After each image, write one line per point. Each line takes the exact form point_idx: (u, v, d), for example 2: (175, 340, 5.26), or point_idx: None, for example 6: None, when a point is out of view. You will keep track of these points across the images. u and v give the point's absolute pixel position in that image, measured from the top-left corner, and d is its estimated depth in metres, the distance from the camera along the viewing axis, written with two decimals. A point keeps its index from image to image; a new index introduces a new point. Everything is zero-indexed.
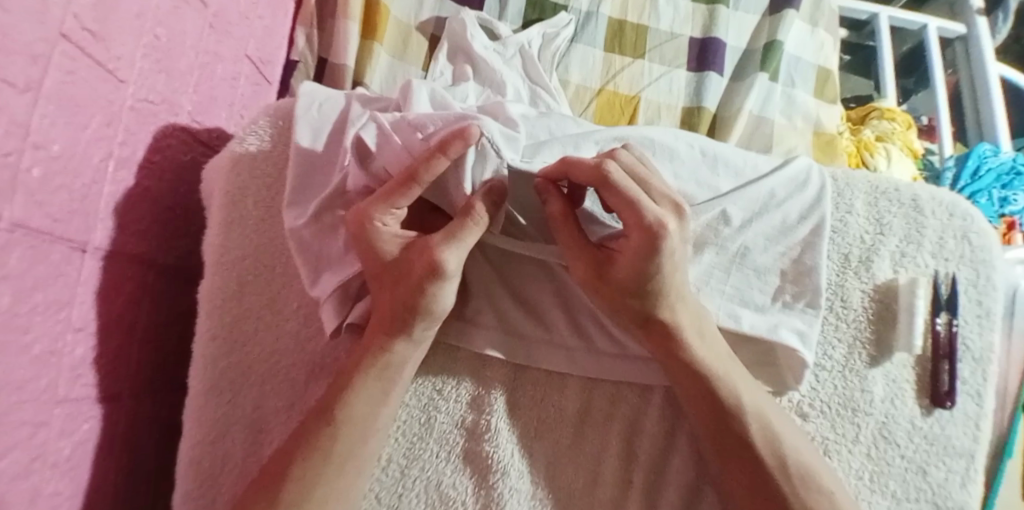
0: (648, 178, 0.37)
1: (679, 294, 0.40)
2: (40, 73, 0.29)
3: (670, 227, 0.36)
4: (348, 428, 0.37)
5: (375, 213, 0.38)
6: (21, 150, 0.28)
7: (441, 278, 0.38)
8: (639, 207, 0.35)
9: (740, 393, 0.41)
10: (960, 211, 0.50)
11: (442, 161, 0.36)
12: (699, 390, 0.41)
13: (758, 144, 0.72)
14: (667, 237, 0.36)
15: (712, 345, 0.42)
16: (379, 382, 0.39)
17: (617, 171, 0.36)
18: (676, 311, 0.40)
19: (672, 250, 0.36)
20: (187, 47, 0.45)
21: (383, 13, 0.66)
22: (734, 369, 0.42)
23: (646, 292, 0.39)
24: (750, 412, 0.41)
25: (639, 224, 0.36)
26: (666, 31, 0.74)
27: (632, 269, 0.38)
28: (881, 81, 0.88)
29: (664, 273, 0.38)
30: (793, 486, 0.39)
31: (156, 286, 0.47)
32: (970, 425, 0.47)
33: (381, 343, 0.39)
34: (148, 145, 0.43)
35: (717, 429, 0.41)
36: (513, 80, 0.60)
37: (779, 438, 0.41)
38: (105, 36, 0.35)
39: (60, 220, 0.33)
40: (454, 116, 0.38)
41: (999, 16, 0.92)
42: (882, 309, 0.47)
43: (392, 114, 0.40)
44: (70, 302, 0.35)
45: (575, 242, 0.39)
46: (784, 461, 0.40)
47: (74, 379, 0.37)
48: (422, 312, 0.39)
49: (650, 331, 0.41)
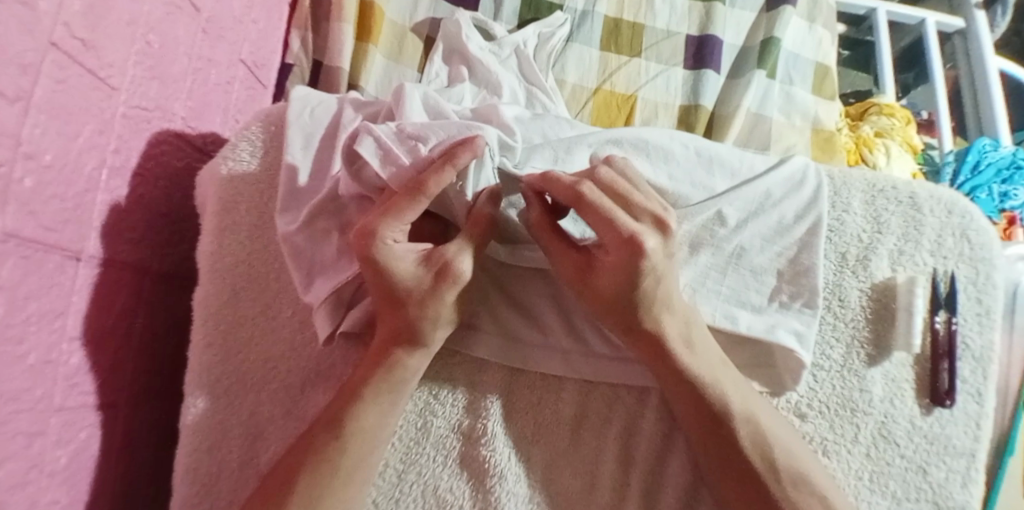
0: (630, 195, 0.37)
1: (665, 303, 0.39)
2: (30, 83, 0.29)
3: (649, 245, 0.36)
4: (359, 442, 0.37)
5: (384, 229, 0.37)
6: (12, 161, 0.28)
7: (461, 284, 0.39)
8: (616, 225, 0.36)
9: (730, 398, 0.41)
10: (959, 208, 0.50)
11: (451, 171, 0.36)
12: (691, 393, 0.41)
13: (757, 141, 0.71)
14: (647, 257, 0.36)
15: (704, 352, 0.41)
16: (391, 395, 0.39)
17: (594, 190, 0.36)
18: (664, 320, 0.40)
19: (654, 269, 0.37)
20: (181, 52, 0.45)
21: (377, 15, 0.66)
22: (726, 371, 0.42)
23: (631, 303, 0.39)
24: (739, 414, 0.41)
25: (619, 241, 0.36)
26: (663, 28, 0.74)
27: (612, 282, 0.38)
28: (880, 75, 0.87)
29: (646, 286, 0.38)
30: (784, 490, 0.40)
31: (150, 291, 0.47)
32: (970, 423, 0.47)
33: (387, 355, 0.39)
34: (142, 152, 0.43)
35: (711, 434, 0.41)
36: (509, 80, 0.60)
37: (770, 443, 0.40)
38: (97, 44, 0.34)
39: (52, 230, 0.33)
40: (456, 128, 0.39)
41: (998, 10, 0.91)
42: (881, 308, 0.47)
43: (385, 125, 0.40)
44: (64, 311, 0.35)
45: (555, 246, 0.39)
46: (774, 465, 0.40)
47: (69, 388, 0.37)
48: (439, 324, 0.40)
49: (637, 339, 0.41)
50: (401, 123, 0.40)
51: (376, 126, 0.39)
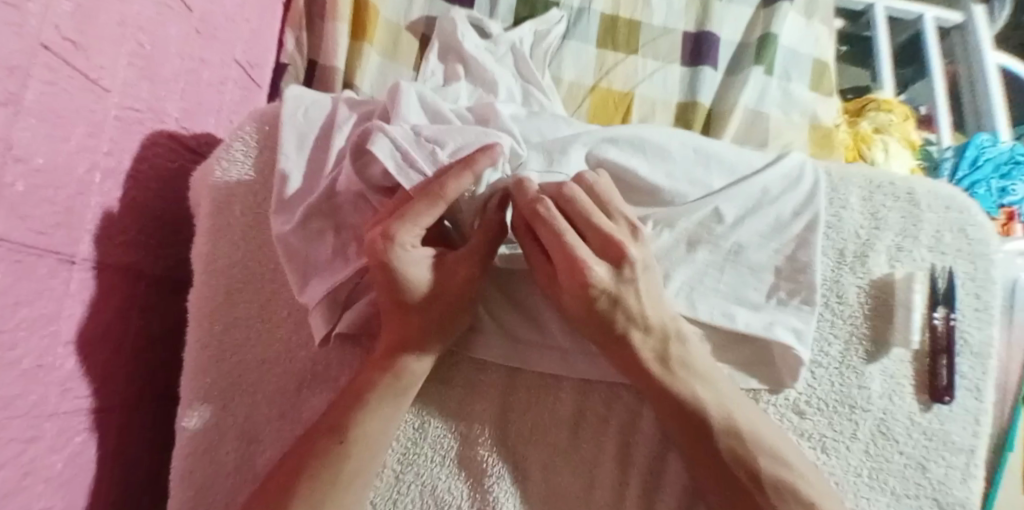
0: (592, 219, 0.39)
1: (636, 316, 0.39)
2: (18, 86, 0.28)
3: (595, 274, 0.38)
4: (360, 447, 0.38)
5: (403, 235, 0.37)
6: (3, 164, 0.28)
7: (472, 289, 0.40)
8: (569, 249, 0.37)
9: (705, 401, 0.40)
10: (957, 204, 0.49)
11: (469, 178, 0.37)
12: (671, 401, 0.40)
13: (756, 138, 0.71)
14: (597, 285, 0.38)
15: (687, 359, 0.41)
16: (393, 400, 0.39)
17: (551, 209, 0.37)
18: (634, 338, 0.40)
19: (609, 294, 0.38)
20: (173, 53, 0.44)
21: (372, 13, 0.65)
22: (703, 383, 0.41)
23: (599, 315, 0.39)
24: (718, 421, 0.40)
25: (569, 265, 0.38)
26: (660, 25, 0.73)
27: (575, 298, 0.39)
28: (878, 71, 0.88)
29: (603, 307, 0.39)
30: (769, 499, 0.39)
31: (144, 294, 0.47)
32: (970, 419, 0.46)
33: (389, 359, 0.40)
34: (134, 154, 0.43)
35: (698, 440, 0.40)
36: (506, 79, 0.59)
37: (752, 453, 0.39)
38: (86, 45, 0.34)
39: (44, 234, 0.33)
40: (474, 134, 0.40)
41: (996, 5, 0.92)
42: (880, 304, 0.47)
43: (400, 126, 0.40)
44: (57, 315, 0.35)
45: (529, 250, 0.40)
46: (757, 475, 0.39)
47: (63, 393, 0.36)
48: (447, 327, 0.41)
49: (613, 346, 0.40)
50: (416, 126, 0.40)
51: (392, 127, 0.39)
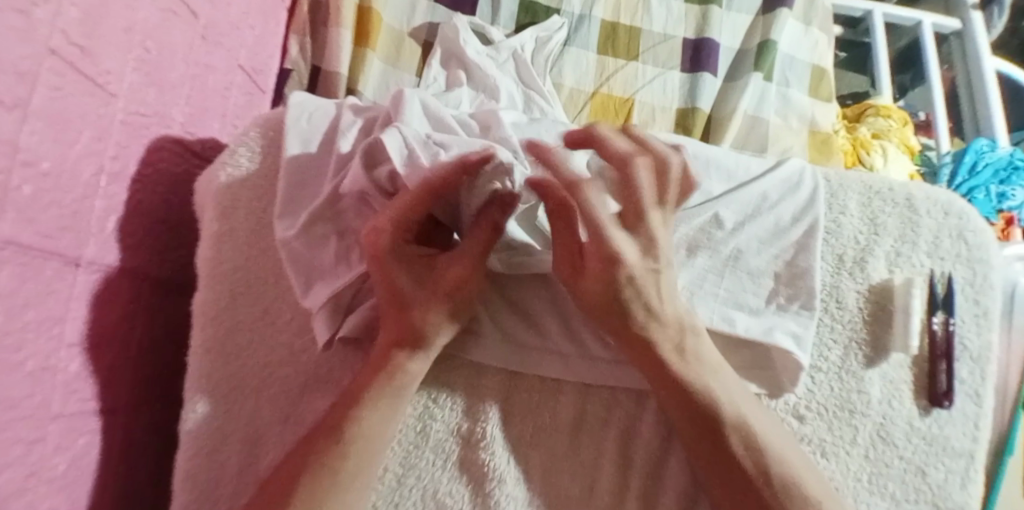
0: (644, 204, 0.39)
1: (654, 309, 0.40)
2: (26, 92, 0.29)
3: (626, 259, 0.38)
4: (361, 443, 0.38)
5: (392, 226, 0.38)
6: (10, 169, 0.28)
7: (468, 286, 0.41)
8: (604, 237, 0.38)
9: (718, 394, 0.41)
10: (956, 209, 0.50)
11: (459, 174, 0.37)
12: (682, 395, 0.40)
13: (754, 143, 0.71)
14: (627, 270, 0.38)
15: (704, 351, 0.41)
16: (393, 400, 0.39)
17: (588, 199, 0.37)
18: (653, 329, 0.40)
19: (636, 280, 0.39)
20: (178, 59, 0.45)
21: (375, 21, 0.66)
22: (716, 379, 0.41)
23: (619, 304, 0.39)
24: (730, 418, 0.40)
25: (602, 253, 0.38)
26: (659, 32, 0.74)
27: (599, 286, 0.39)
28: (877, 77, 0.88)
29: (627, 296, 0.39)
30: (776, 495, 0.39)
31: (149, 297, 0.47)
32: (969, 425, 0.47)
33: (392, 360, 0.40)
34: (140, 158, 0.43)
35: (704, 438, 0.41)
36: (506, 85, 0.60)
37: (763, 448, 0.40)
38: (93, 50, 0.35)
39: (50, 237, 0.33)
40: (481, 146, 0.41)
41: (995, 11, 0.92)
42: (879, 310, 0.47)
43: (414, 130, 0.41)
44: (63, 317, 0.35)
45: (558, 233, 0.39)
46: (768, 472, 0.39)
47: (68, 394, 0.37)
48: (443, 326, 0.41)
49: (629, 338, 0.40)
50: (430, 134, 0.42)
51: (406, 127, 0.40)
